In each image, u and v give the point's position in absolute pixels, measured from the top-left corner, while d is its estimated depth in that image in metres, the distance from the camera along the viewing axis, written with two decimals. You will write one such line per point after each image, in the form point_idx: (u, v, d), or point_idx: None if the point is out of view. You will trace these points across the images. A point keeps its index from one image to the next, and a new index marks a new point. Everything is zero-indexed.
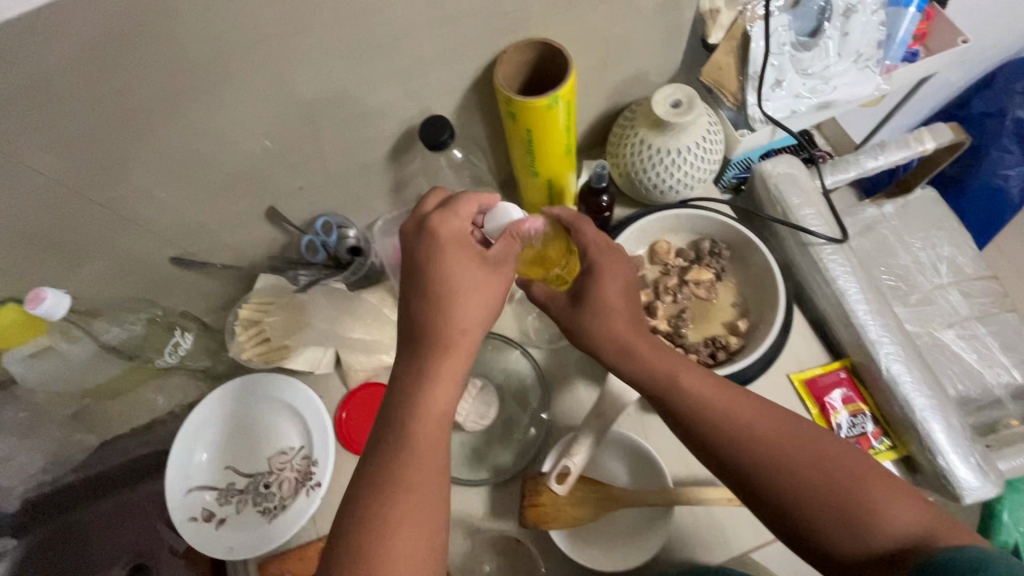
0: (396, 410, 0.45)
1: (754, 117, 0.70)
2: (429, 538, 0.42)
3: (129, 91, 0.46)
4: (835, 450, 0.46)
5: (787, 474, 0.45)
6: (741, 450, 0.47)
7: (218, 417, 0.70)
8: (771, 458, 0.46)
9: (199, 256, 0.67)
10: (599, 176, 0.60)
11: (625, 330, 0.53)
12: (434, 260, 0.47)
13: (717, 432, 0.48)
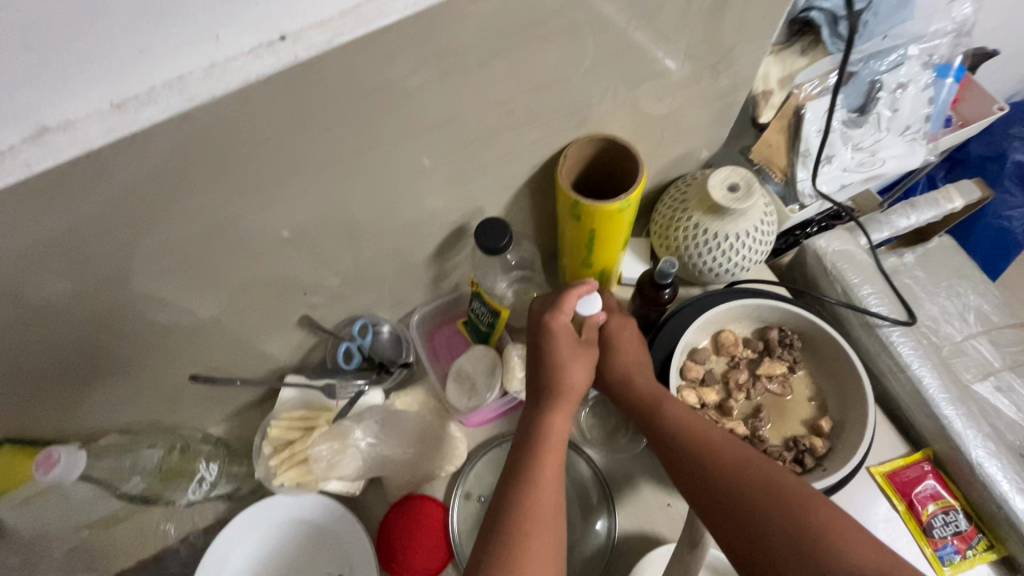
0: (519, 450, 0.48)
1: (803, 192, 0.66)
2: None
3: (168, 228, 0.41)
4: (845, 533, 0.39)
5: (781, 545, 0.40)
6: (733, 512, 0.42)
7: (237, 553, 0.61)
8: (765, 526, 0.41)
9: (221, 369, 0.60)
10: (666, 273, 0.56)
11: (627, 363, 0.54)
12: (545, 339, 0.51)
13: (716, 489, 0.43)
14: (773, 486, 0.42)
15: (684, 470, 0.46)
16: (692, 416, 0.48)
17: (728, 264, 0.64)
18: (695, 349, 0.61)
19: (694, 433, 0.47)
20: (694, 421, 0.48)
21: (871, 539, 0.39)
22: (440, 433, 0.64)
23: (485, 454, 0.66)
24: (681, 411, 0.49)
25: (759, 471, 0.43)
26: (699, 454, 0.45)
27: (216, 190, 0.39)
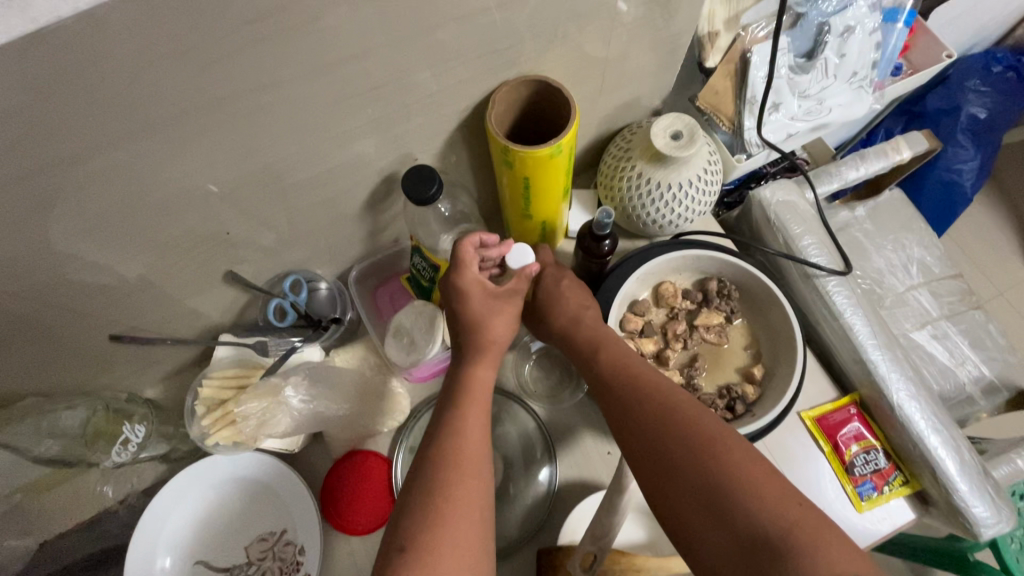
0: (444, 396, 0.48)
1: (751, 141, 0.66)
2: (473, 523, 0.40)
3: (50, 174, 0.37)
4: (754, 477, 0.40)
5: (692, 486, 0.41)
6: (654, 452, 0.43)
7: (177, 510, 0.61)
8: (680, 470, 0.41)
9: (145, 329, 0.57)
10: (603, 224, 0.55)
11: (565, 310, 0.54)
12: (457, 297, 0.51)
13: (638, 432, 0.44)
14: (691, 428, 0.42)
15: (616, 413, 0.46)
16: (628, 359, 0.49)
17: (671, 214, 0.64)
18: (635, 301, 0.61)
19: (626, 379, 0.47)
20: (629, 368, 0.48)
21: (780, 483, 0.40)
22: (381, 390, 0.63)
23: (429, 409, 0.66)
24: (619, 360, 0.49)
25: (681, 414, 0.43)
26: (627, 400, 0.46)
27: (99, 131, 0.36)
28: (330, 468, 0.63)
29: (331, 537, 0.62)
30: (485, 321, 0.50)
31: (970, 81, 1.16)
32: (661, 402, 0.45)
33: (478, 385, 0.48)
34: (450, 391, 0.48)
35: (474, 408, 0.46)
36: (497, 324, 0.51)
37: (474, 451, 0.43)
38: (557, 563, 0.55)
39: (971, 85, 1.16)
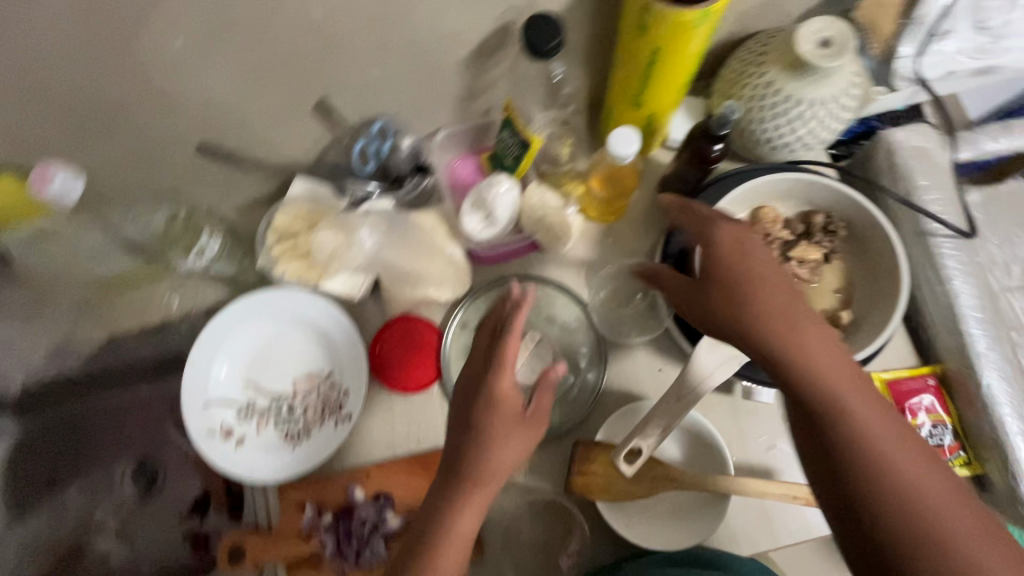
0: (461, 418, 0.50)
1: (901, 71, 0.59)
2: (468, 524, 0.46)
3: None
4: (965, 531, 0.35)
5: (875, 464, 0.38)
6: (842, 471, 0.39)
7: (238, 331, 0.64)
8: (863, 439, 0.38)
9: (230, 146, 0.57)
10: (725, 120, 0.50)
11: (759, 296, 0.42)
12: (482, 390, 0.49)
13: (816, 396, 0.40)
14: (882, 463, 0.37)
15: (789, 374, 0.41)
16: (827, 355, 0.40)
17: (790, 134, 0.58)
18: (729, 220, 0.57)
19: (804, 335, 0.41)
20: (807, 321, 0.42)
21: (985, 536, 0.35)
22: (444, 257, 0.62)
23: (487, 290, 0.65)
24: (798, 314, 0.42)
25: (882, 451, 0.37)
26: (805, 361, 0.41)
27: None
28: (381, 326, 0.64)
29: (373, 389, 0.64)
30: (488, 459, 0.47)
31: None
32: (838, 369, 0.41)
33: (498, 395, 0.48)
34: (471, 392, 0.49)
35: (500, 373, 0.49)
36: (505, 454, 0.48)
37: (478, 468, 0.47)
38: (590, 458, 0.55)
39: None
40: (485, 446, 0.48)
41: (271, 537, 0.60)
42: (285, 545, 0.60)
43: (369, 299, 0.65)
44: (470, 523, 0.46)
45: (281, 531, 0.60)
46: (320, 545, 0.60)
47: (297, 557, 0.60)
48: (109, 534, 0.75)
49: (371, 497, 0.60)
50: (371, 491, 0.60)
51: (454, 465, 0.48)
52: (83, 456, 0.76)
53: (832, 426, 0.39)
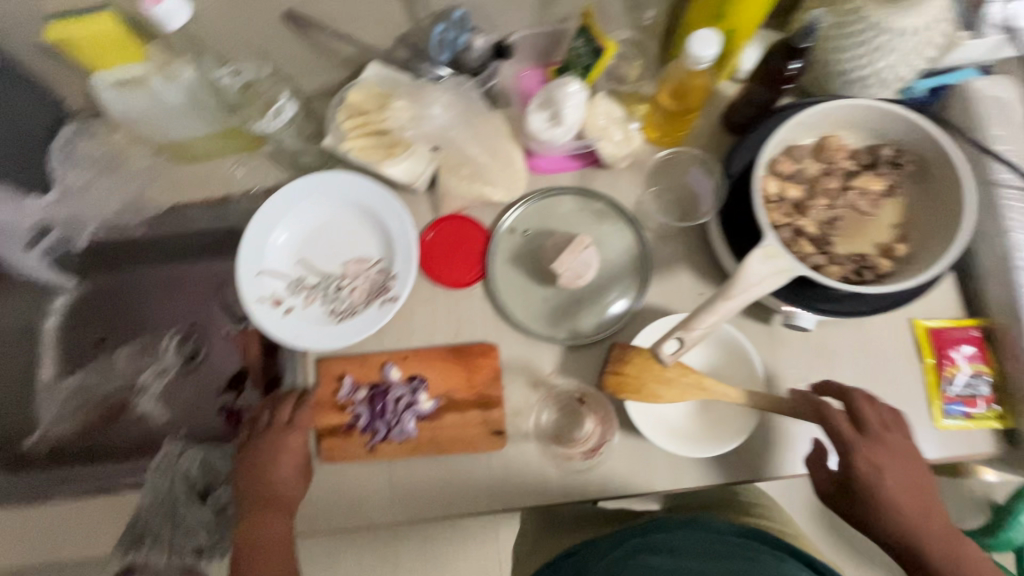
0: (259, 440, 0.59)
1: (989, 17, 0.57)
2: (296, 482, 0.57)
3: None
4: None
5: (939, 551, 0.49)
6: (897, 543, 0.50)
7: (296, 208, 0.66)
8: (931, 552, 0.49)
9: (314, 17, 0.57)
10: (810, 32, 0.51)
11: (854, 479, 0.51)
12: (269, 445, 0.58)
13: (889, 514, 0.50)
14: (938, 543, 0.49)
15: (860, 502, 0.51)
16: (887, 480, 0.50)
17: (867, 67, 0.57)
18: (793, 146, 0.57)
19: (881, 468, 0.50)
20: (881, 466, 0.50)
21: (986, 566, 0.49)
22: (506, 154, 0.63)
23: (540, 199, 0.66)
24: (877, 453, 0.50)
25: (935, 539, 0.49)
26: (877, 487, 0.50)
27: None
28: (438, 217, 0.67)
29: (419, 280, 0.66)
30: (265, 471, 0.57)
31: None
32: (903, 473, 0.50)
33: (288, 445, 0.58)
34: (265, 454, 0.58)
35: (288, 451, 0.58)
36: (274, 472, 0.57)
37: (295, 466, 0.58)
38: (625, 358, 0.54)
39: None
40: (272, 461, 0.58)
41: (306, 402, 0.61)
42: (320, 414, 0.61)
43: (425, 194, 0.67)
44: (282, 526, 0.56)
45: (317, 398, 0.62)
46: (352, 416, 0.61)
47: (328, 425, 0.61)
48: (150, 396, 0.77)
49: (408, 379, 0.62)
50: (408, 373, 0.62)
51: (241, 459, 0.60)
52: (132, 319, 0.79)
53: (902, 528, 0.49)
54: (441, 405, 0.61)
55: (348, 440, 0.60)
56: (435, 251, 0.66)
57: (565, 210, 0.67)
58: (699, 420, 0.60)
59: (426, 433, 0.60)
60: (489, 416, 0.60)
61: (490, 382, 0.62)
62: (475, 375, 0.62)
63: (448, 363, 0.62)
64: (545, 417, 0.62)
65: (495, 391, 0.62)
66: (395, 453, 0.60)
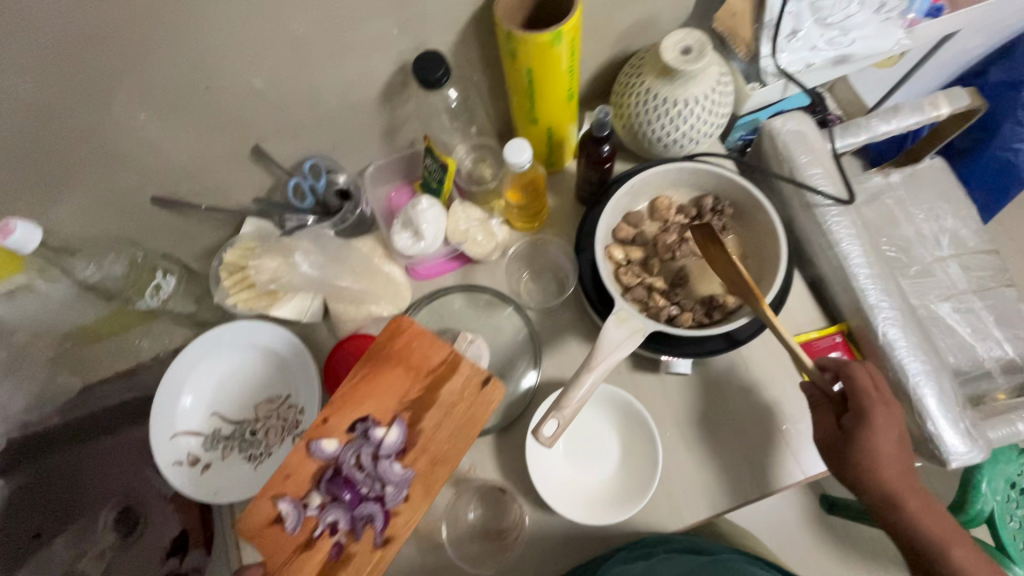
0: None
1: (767, 70, 0.66)
2: None
3: (107, 3, 0.44)
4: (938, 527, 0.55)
5: (914, 506, 0.54)
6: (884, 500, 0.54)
7: (199, 365, 0.68)
8: (909, 507, 0.54)
9: (182, 195, 0.64)
10: (603, 124, 0.57)
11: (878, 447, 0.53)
12: None
13: (884, 478, 0.53)
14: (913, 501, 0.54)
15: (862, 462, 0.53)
16: (891, 444, 0.53)
17: (675, 132, 0.65)
18: (630, 212, 0.63)
19: (888, 428, 0.53)
20: (889, 428, 0.53)
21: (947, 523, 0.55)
22: (384, 272, 0.68)
23: (429, 302, 0.70)
24: (887, 416, 0.53)
25: (911, 496, 0.54)
26: (882, 448, 0.53)
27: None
28: (340, 338, 0.69)
29: (329, 405, 0.68)
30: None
31: None
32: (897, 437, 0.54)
33: None
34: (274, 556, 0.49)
35: None
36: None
37: None
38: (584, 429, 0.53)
39: None
40: None
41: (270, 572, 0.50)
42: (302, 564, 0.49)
43: (322, 323, 0.71)
44: None
45: (274, 552, 0.50)
46: (325, 527, 0.50)
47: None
48: None
49: (350, 433, 0.51)
50: (344, 427, 0.51)
51: None
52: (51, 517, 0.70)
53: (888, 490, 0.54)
54: (408, 447, 0.51)
55: (353, 556, 0.49)
56: (341, 375, 0.67)
57: (458, 306, 0.71)
58: (615, 479, 0.60)
59: (419, 460, 0.51)
60: (462, 380, 0.52)
61: (434, 355, 0.52)
62: (417, 363, 0.52)
63: (371, 382, 0.52)
64: (473, 512, 0.62)
65: (439, 353, 0.52)
66: (411, 505, 0.50)
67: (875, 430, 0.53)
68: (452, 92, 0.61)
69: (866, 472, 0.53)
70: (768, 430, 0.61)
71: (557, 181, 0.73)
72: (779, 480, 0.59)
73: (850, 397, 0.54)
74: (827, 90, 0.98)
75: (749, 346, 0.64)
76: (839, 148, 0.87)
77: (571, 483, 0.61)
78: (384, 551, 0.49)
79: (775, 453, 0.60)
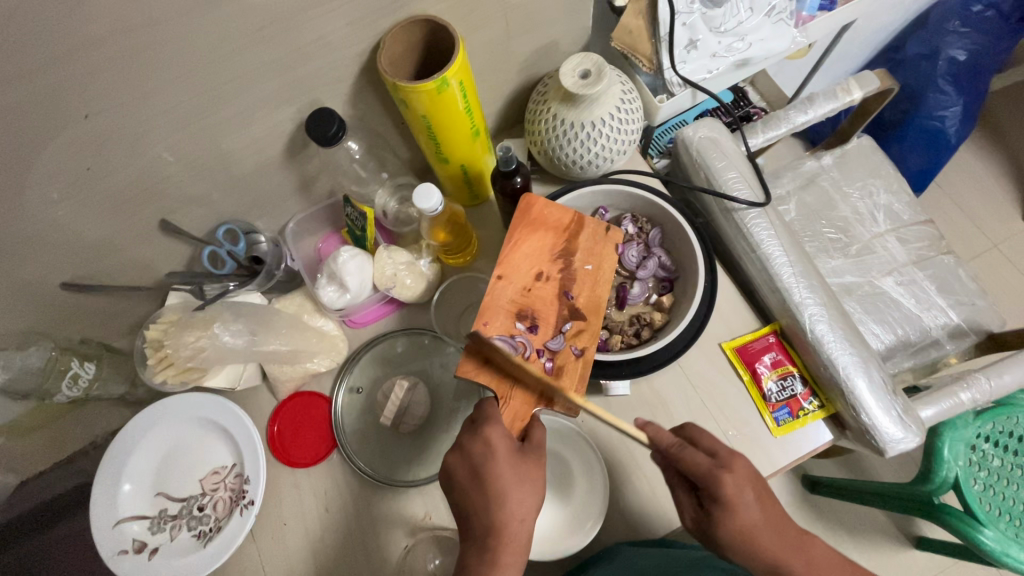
0: (472, 548, 0.47)
1: (671, 81, 0.68)
2: None
3: None
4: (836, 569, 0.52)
5: (803, 568, 0.50)
6: (775, 567, 0.49)
7: (136, 446, 0.66)
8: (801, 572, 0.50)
9: (95, 278, 0.62)
10: (507, 158, 0.58)
11: (751, 515, 0.48)
12: (496, 494, 0.47)
13: (760, 540, 0.49)
14: (805, 564, 0.50)
15: (731, 544, 0.49)
16: (756, 521, 0.49)
17: (588, 155, 0.64)
18: None
19: (749, 495, 0.49)
20: (745, 494, 0.48)
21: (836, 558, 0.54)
22: (317, 329, 0.67)
23: (369, 350, 0.71)
24: (741, 483, 0.49)
25: (802, 554, 0.51)
26: (742, 525, 0.48)
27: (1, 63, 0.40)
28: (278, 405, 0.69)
29: (277, 468, 0.67)
30: (507, 495, 0.47)
31: (949, 24, 1.14)
32: (759, 500, 0.50)
33: (515, 524, 0.46)
34: (484, 524, 0.46)
35: (523, 484, 0.48)
36: (517, 506, 0.47)
37: (522, 533, 0.47)
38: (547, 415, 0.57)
39: (950, 27, 1.14)
40: None
41: (501, 397, 0.53)
42: (518, 394, 0.52)
43: (262, 385, 0.70)
44: None
45: (496, 381, 0.53)
46: (534, 348, 0.55)
47: (534, 396, 0.53)
48: None
49: (522, 281, 0.56)
50: (517, 276, 0.56)
51: None
52: None
53: (769, 563, 0.49)
54: (572, 271, 0.58)
55: (563, 365, 0.54)
56: (286, 439, 0.68)
57: (400, 350, 0.71)
58: (571, 508, 0.60)
59: (584, 281, 0.57)
60: (591, 231, 0.59)
61: (562, 212, 0.59)
62: (551, 221, 0.58)
63: (526, 238, 0.58)
64: (434, 562, 0.61)
65: (567, 213, 0.59)
66: (548, 326, 0.55)
67: (735, 506, 0.48)
68: (352, 143, 0.62)
69: (743, 552, 0.49)
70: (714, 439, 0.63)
71: (484, 213, 0.74)
72: None
73: (683, 463, 0.50)
74: (747, 85, 1.00)
75: (688, 356, 0.65)
76: (762, 142, 0.88)
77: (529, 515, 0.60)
78: (587, 354, 0.55)
79: None
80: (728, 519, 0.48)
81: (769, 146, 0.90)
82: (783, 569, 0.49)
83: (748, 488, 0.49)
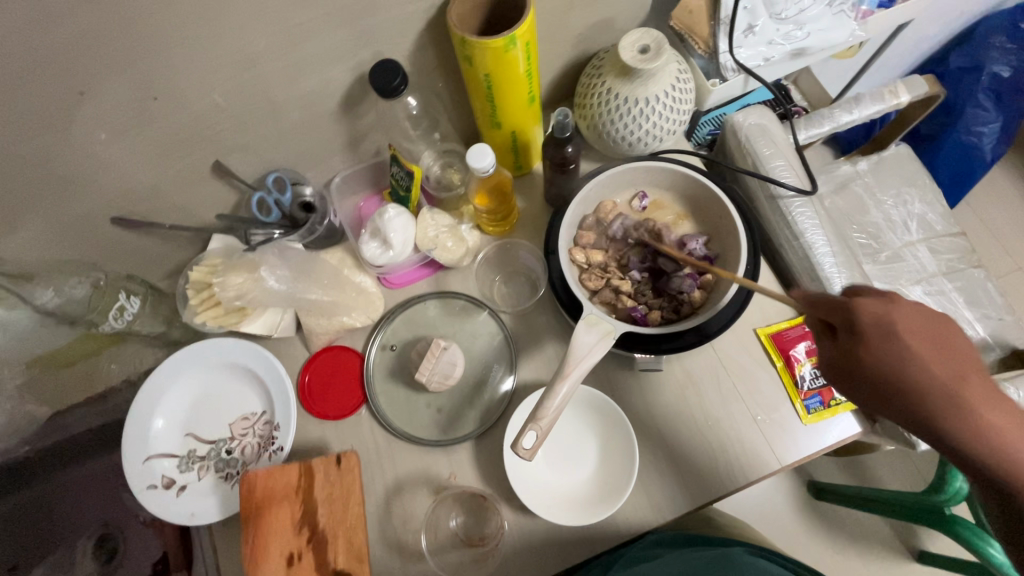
0: None
1: (726, 65, 0.67)
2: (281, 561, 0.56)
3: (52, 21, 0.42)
4: None
5: (981, 429, 0.43)
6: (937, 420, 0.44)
7: (170, 385, 0.67)
8: (970, 427, 0.43)
9: (144, 216, 0.63)
10: (563, 125, 0.59)
11: (906, 340, 0.45)
12: None
13: (914, 380, 0.44)
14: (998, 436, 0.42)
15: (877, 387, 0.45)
16: (913, 351, 0.45)
17: (639, 131, 0.65)
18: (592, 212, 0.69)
19: (892, 319, 0.45)
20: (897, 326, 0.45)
21: None
22: (354, 284, 0.68)
23: (403, 310, 0.71)
24: (877, 309, 0.46)
25: (985, 420, 0.43)
26: (901, 351, 0.44)
27: None
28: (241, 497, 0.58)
29: (305, 419, 0.67)
30: None
31: (995, 38, 1.15)
32: (917, 333, 0.46)
33: None
34: None
35: None
36: None
37: None
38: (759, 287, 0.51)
39: (996, 42, 1.15)
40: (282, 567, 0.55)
41: None
42: None
43: (296, 337, 0.71)
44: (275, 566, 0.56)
45: None
46: None
47: None
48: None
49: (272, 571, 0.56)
50: None
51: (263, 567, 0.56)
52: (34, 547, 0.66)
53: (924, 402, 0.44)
54: (320, 538, 0.57)
55: None
56: (315, 391, 0.68)
57: (432, 313, 0.71)
58: (597, 479, 0.61)
59: (319, 545, 0.57)
60: (323, 477, 0.59)
61: (288, 476, 0.59)
62: (278, 492, 0.58)
63: (266, 517, 0.57)
64: (456, 520, 0.62)
65: (292, 473, 0.59)
66: None
67: (890, 324, 0.45)
68: (410, 99, 0.62)
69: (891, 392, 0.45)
70: (743, 423, 0.62)
71: (526, 185, 0.75)
72: (757, 471, 0.60)
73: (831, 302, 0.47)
74: (790, 83, 1.00)
75: (723, 339, 0.66)
76: (805, 138, 0.88)
77: (557, 482, 0.61)
78: None
79: (755, 446, 0.61)
80: (876, 346, 0.44)
81: (810, 143, 0.90)
82: (950, 429, 0.43)
83: (886, 313, 0.45)
